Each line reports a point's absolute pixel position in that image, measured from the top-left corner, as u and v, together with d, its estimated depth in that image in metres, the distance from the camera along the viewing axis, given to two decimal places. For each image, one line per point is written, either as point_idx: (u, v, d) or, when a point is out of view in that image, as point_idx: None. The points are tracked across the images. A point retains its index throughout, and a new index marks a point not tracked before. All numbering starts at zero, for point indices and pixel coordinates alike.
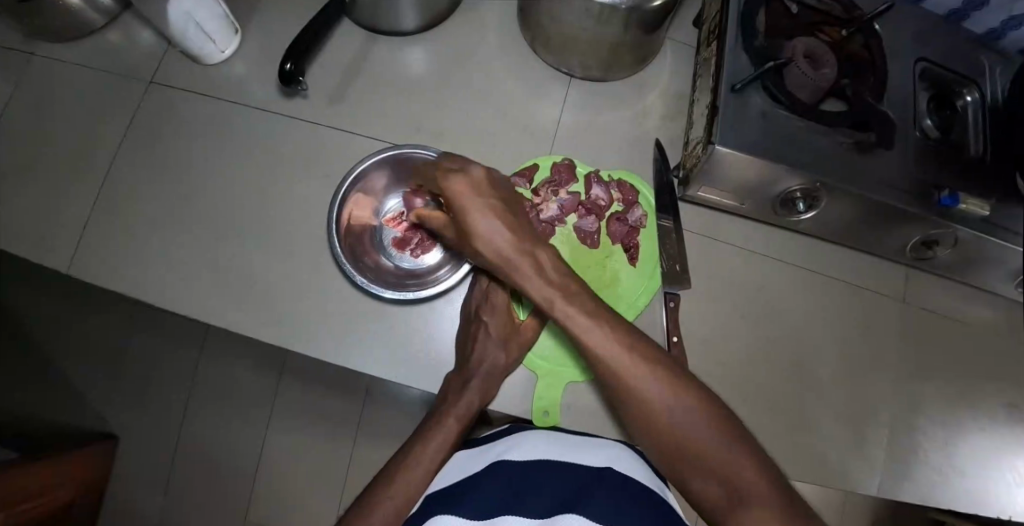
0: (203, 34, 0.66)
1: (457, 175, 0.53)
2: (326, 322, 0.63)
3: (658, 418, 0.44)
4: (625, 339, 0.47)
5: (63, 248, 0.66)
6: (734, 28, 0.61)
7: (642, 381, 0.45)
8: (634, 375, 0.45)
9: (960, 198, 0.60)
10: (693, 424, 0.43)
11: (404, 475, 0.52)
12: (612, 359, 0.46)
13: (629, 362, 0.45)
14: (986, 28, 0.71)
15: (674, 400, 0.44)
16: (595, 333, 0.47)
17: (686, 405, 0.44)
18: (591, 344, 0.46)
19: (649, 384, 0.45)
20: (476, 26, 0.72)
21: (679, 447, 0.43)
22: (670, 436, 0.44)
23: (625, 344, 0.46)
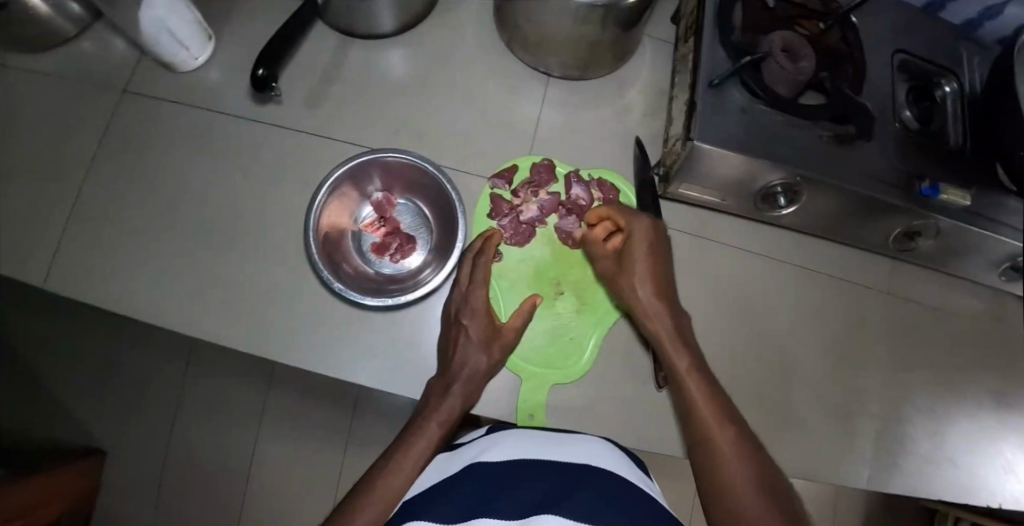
0: (175, 40, 0.65)
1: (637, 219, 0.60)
2: (306, 330, 0.62)
3: (706, 452, 0.50)
4: (718, 395, 0.53)
5: (38, 261, 0.65)
6: (710, 24, 0.61)
7: (715, 428, 0.50)
8: (706, 416, 0.51)
9: (940, 189, 0.60)
10: (733, 464, 0.48)
11: (385, 481, 0.50)
12: (704, 409, 0.52)
13: (709, 410, 0.51)
14: (964, 18, 0.71)
15: (721, 438, 0.49)
16: (703, 390, 0.53)
17: (729, 447, 0.49)
18: (694, 392, 0.53)
19: (715, 426, 0.50)
20: (453, 27, 0.72)
21: (718, 485, 0.47)
22: (713, 472, 0.48)
23: (714, 401, 0.52)
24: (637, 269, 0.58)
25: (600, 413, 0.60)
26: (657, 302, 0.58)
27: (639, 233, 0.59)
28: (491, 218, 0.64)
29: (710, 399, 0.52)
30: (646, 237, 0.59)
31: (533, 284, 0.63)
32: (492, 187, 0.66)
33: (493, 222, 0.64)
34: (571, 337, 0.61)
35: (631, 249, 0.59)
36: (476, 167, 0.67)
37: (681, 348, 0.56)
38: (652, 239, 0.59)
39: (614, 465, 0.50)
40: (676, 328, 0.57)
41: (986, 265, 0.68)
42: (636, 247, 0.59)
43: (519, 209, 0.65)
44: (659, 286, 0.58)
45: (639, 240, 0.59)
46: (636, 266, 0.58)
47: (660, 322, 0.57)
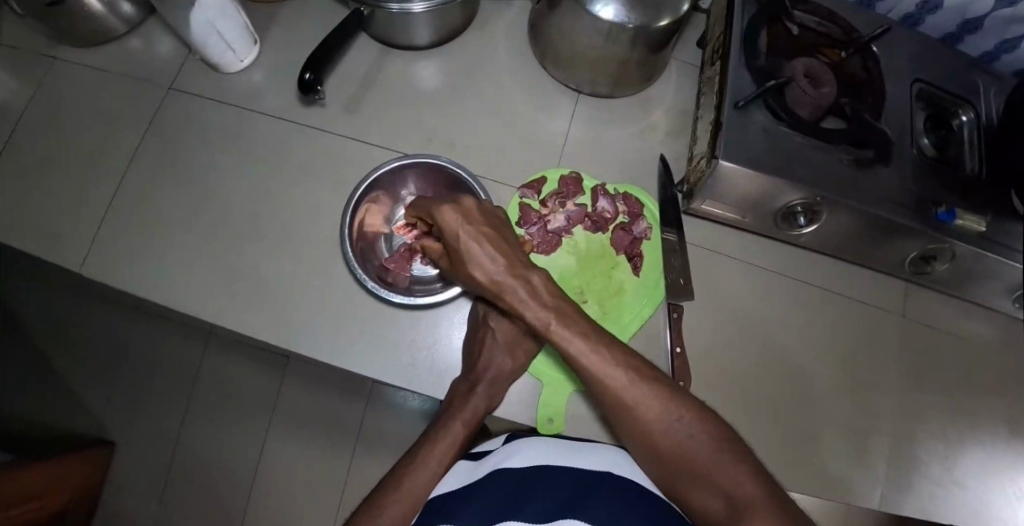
0: (223, 43, 0.68)
1: (447, 206, 0.55)
2: (334, 326, 0.64)
3: (634, 425, 0.49)
4: (618, 352, 0.50)
5: (75, 247, 0.67)
6: (737, 48, 0.63)
7: (633, 397, 0.48)
8: (622, 389, 0.49)
9: (955, 215, 0.62)
10: (666, 428, 0.47)
11: (411, 478, 0.52)
12: (615, 380, 0.49)
13: (619, 379, 0.49)
14: (981, 51, 0.74)
15: (648, 411, 0.48)
16: (599, 356, 0.49)
17: (657, 409, 0.48)
18: (596, 367, 0.49)
19: (635, 397, 0.48)
20: (487, 42, 0.75)
21: (660, 454, 0.48)
22: (651, 441, 0.48)
23: (620, 363, 0.49)
24: (471, 254, 0.53)
25: None
26: (506, 273, 0.52)
27: (444, 219, 0.54)
28: (519, 226, 0.66)
29: (606, 365, 0.49)
30: (457, 216, 0.54)
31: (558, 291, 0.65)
32: (521, 196, 0.67)
33: (521, 230, 0.66)
34: None
35: (449, 241, 0.54)
36: (504, 176, 0.69)
37: (567, 324, 0.50)
38: (464, 218, 0.54)
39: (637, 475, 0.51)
40: (535, 295, 0.52)
41: (999, 291, 0.70)
42: (455, 232, 0.54)
43: (546, 219, 0.67)
44: (511, 260, 0.53)
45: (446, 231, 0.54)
46: (468, 252, 0.53)
47: (514, 296, 0.52)
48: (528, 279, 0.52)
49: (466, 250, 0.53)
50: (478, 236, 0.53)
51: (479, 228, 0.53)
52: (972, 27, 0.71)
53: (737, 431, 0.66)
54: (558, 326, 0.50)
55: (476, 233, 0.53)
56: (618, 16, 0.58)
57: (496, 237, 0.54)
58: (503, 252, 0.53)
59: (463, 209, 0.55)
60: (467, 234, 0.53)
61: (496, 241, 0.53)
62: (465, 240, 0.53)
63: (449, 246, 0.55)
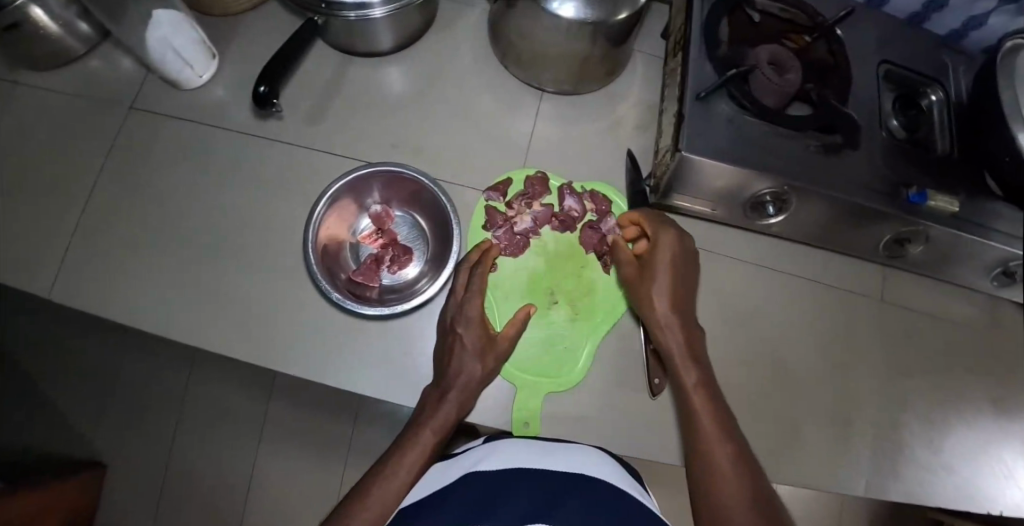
0: (180, 59, 0.67)
1: (666, 230, 0.59)
2: (305, 340, 0.64)
3: (699, 458, 0.49)
4: (718, 403, 0.53)
5: (43, 273, 0.67)
6: (697, 38, 0.62)
7: (712, 438, 0.50)
8: (706, 426, 0.51)
9: (927, 196, 0.61)
10: (726, 474, 0.47)
11: (381, 487, 0.50)
12: (708, 422, 0.51)
13: (712, 423, 0.51)
14: (948, 29, 0.73)
15: (719, 452, 0.48)
16: (703, 396, 0.53)
17: (725, 456, 0.48)
18: (696, 400, 0.53)
19: (712, 436, 0.50)
20: (449, 44, 0.74)
21: (706, 489, 0.47)
22: (704, 477, 0.48)
23: (715, 412, 0.52)
24: (657, 280, 0.58)
25: (594, 421, 0.60)
26: (672, 314, 0.57)
27: (663, 243, 0.58)
28: (486, 230, 0.66)
29: (700, 400, 0.53)
30: (668, 248, 0.58)
31: (528, 293, 0.64)
32: (487, 199, 0.67)
33: (487, 233, 0.66)
34: (565, 346, 0.62)
35: (655, 258, 0.58)
36: (471, 179, 0.68)
37: (689, 359, 0.55)
38: (673, 253, 0.59)
39: (609, 477, 0.51)
40: (685, 338, 0.56)
41: (977, 270, 0.69)
42: (658, 256, 0.58)
43: (513, 221, 0.66)
44: (676, 301, 0.57)
45: (661, 256, 0.58)
46: (659, 278, 0.58)
47: (671, 334, 0.56)
48: (689, 328, 0.57)
49: (658, 269, 0.58)
50: (670, 268, 0.58)
51: (679, 269, 0.58)
52: (937, 5, 0.70)
53: None
54: (692, 363, 0.55)
55: (677, 267, 0.58)
56: (577, 14, 0.57)
57: (680, 279, 0.58)
58: (679, 296, 0.58)
59: (682, 245, 0.59)
60: (668, 262, 0.58)
61: (677, 283, 0.58)
62: (660, 268, 0.58)
63: (646, 262, 0.59)
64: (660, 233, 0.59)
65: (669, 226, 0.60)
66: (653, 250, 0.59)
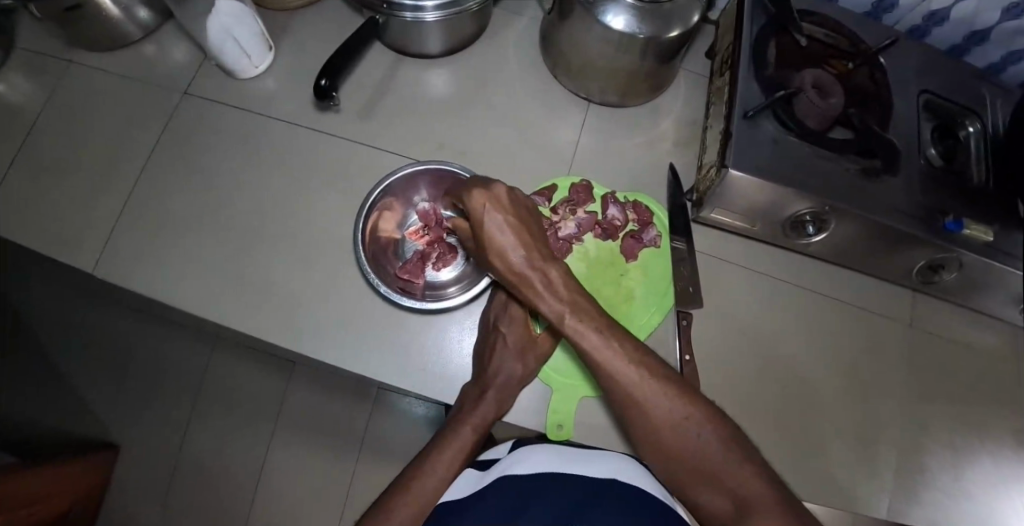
0: (239, 48, 0.69)
1: (478, 189, 0.51)
2: (344, 330, 0.64)
3: (647, 422, 0.48)
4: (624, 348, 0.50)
5: (89, 249, 0.68)
6: (745, 59, 0.64)
7: (650, 396, 0.48)
8: (641, 391, 0.48)
9: (963, 224, 0.63)
10: (677, 425, 0.47)
11: (422, 480, 0.52)
12: (641, 387, 0.48)
13: (638, 379, 0.48)
14: (987, 62, 0.74)
15: (659, 410, 0.48)
16: (610, 352, 0.49)
17: (670, 408, 0.48)
18: (607, 364, 0.49)
19: (650, 396, 0.48)
20: (498, 51, 0.75)
21: (667, 447, 0.48)
22: (659, 437, 0.48)
23: (642, 367, 0.49)
24: (504, 240, 0.51)
25: None
26: (535, 271, 0.51)
27: (478, 206, 0.51)
28: None
29: (612, 358, 0.49)
30: (497, 206, 0.51)
31: None
32: None
33: None
34: None
35: (478, 224, 0.51)
36: (514, 183, 0.70)
37: (575, 314, 0.50)
38: (500, 209, 0.51)
39: (642, 482, 0.52)
40: (557, 293, 0.51)
41: (1006, 301, 0.70)
42: (490, 221, 0.51)
43: (557, 226, 0.67)
44: (542, 258, 0.51)
45: (482, 218, 0.51)
46: (500, 239, 0.51)
47: (546, 296, 0.51)
48: (545, 275, 0.51)
49: (495, 236, 0.51)
50: (505, 227, 0.51)
51: (514, 221, 0.51)
52: (978, 39, 0.72)
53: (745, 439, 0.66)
54: (582, 320, 0.50)
55: (513, 221, 0.51)
56: (629, 27, 0.58)
57: (526, 232, 0.52)
58: (530, 248, 0.51)
59: (497, 194, 0.52)
60: (497, 221, 0.51)
61: (524, 232, 0.52)
62: (503, 235, 0.51)
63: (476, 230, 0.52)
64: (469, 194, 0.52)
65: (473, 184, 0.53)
66: (474, 216, 0.51)
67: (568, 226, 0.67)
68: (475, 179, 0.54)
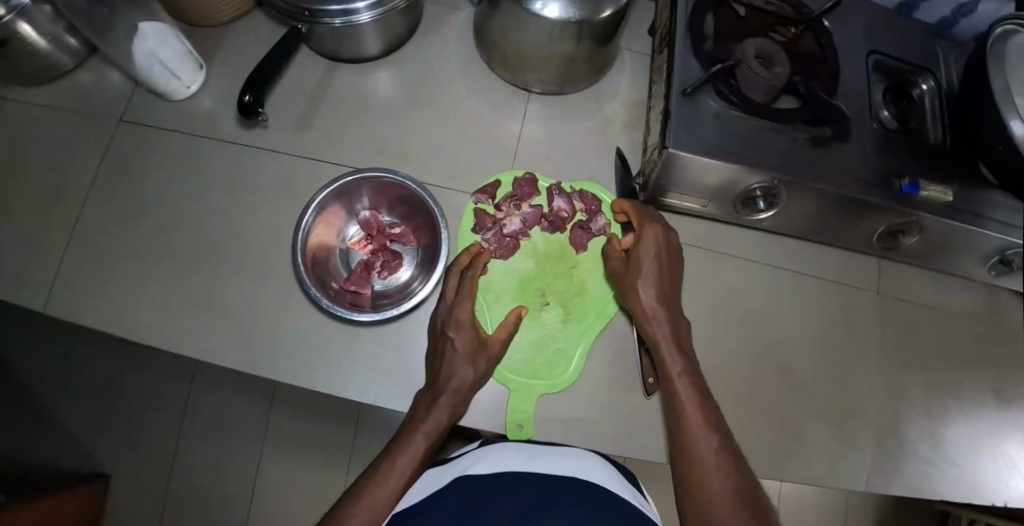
0: (167, 70, 0.68)
1: (654, 222, 0.60)
2: (296, 348, 0.64)
3: (686, 452, 0.50)
4: (703, 394, 0.53)
5: (35, 287, 0.67)
6: (682, 33, 0.62)
7: (700, 437, 0.50)
8: (696, 429, 0.51)
9: (920, 186, 0.60)
10: (713, 471, 0.48)
11: (372, 492, 0.50)
12: (694, 417, 0.52)
13: (699, 421, 0.51)
14: (938, 17, 0.72)
15: (705, 449, 0.50)
16: (693, 394, 0.53)
17: (714, 456, 0.49)
18: (684, 397, 0.53)
19: (699, 434, 0.51)
20: (435, 48, 0.74)
21: (692, 480, 0.49)
22: (690, 470, 0.50)
23: (701, 403, 0.53)
24: (646, 273, 0.58)
25: (590, 422, 0.60)
26: (660, 306, 0.57)
27: (648, 239, 0.59)
28: (475, 232, 0.65)
29: (683, 389, 0.53)
30: (656, 243, 0.59)
31: (519, 295, 0.64)
32: (475, 203, 0.66)
33: (477, 236, 0.65)
34: (560, 346, 0.62)
35: (639, 251, 0.59)
36: (459, 182, 0.68)
37: (679, 353, 0.56)
38: (657, 246, 0.59)
39: (601, 477, 0.51)
40: (674, 335, 0.56)
41: (975, 261, 0.68)
42: (645, 252, 0.59)
43: (502, 223, 0.66)
44: (664, 295, 0.58)
45: (646, 248, 0.59)
46: (647, 270, 0.58)
47: (658, 327, 0.57)
48: (673, 321, 0.57)
49: (644, 267, 0.58)
50: (653, 268, 0.59)
51: (666, 258, 0.59)
52: None
53: None
54: (685, 363, 0.55)
55: (664, 257, 0.59)
56: (561, 13, 0.57)
57: (666, 275, 0.59)
58: (667, 292, 0.58)
59: (669, 236, 0.60)
60: (654, 256, 0.59)
61: (665, 277, 0.59)
62: (645, 266, 0.58)
63: (631, 259, 0.60)
64: (647, 225, 0.60)
65: (652, 218, 0.61)
66: (637, 242, 0.60)
67: (515, 222, 0.66)
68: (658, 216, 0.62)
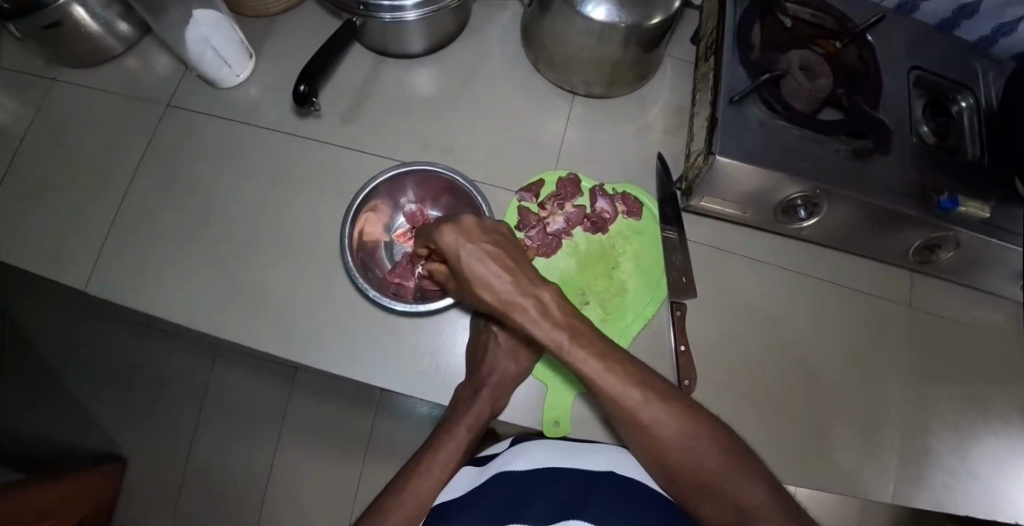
0: (219, 57, 0.69)
1: (447, 226, 0.53)
2: (336, 337, 0.64)
3: (648, 437, 0.49)
4: (631, 375, 0.50)
5: (79, 266, 0.68)
6: (730, 43, 0.63)
7: (655, 419, 0.48)
8: (664, 428, 0.48)
9: (959, 201, 0.61)
10: (681, 441, 0.48)
11: (417, 483, 0.52)
12: (633, 400, 0.49)
13: (639, 401, 0.49)
14: (978, 35, 0.74)
15: (667, 424, 0.48)
16: (619, 378, 0.49)
17: (679, 431, 0.48)
18: (633, 404, 0.49)
19: (664, 425, 0.48)
20: (481, 46, 0.75)
21: (669, 457, 0.48)
22: (661, 451, 0.48)
23: (630, 379, 0.49)
24: (484, 285, 0.52)
25: None
26: (532, 296, 0.52)
27: (452, 248, 0.53)
28: (518, 230, 0.66)
29: (626, 392, 0.49)
30: (462, 240, 0.53)
31: None
32: (520, 200, 0.67)
33: (520, 234, 0.66)
34: None
35: (459, 268, 0.53)
36: (500, 181, 0.69)
37: (579, 344, 0.50)
38: (478, 245, 0.53)
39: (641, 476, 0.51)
40: (563, 324, 0.51)
41: (1007, 278, 0.69)
42: (468, 259, 0.53)
43: (546, 221, 0.67)
44: (526, 287, 0.52)
45: (457, 256, 0.53)
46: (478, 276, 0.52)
47: (543, 326, 0.51)
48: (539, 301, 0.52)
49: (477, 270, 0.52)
50: (486, 253, 0.53)
51: (497, 249, 0.53)
52: (968, 12, 0.71)
53: (747, 428, 0.65)
54: (596, 346, 0.50)
55: (483, 254, 0.53)
56: (609, 16, 0.58)
57: (508, 264, 0.53)
58: (509, 273, 0.52)
59: (462, 227, 0.54)
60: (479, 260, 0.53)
61: (506, 267, 0.53)
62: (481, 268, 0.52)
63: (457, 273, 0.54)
64: (438, 235, 0.54)
65: (440, 227, 0.54)
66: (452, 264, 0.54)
67: (558, 221, 0.67)
68: (448, 217, 0.56)
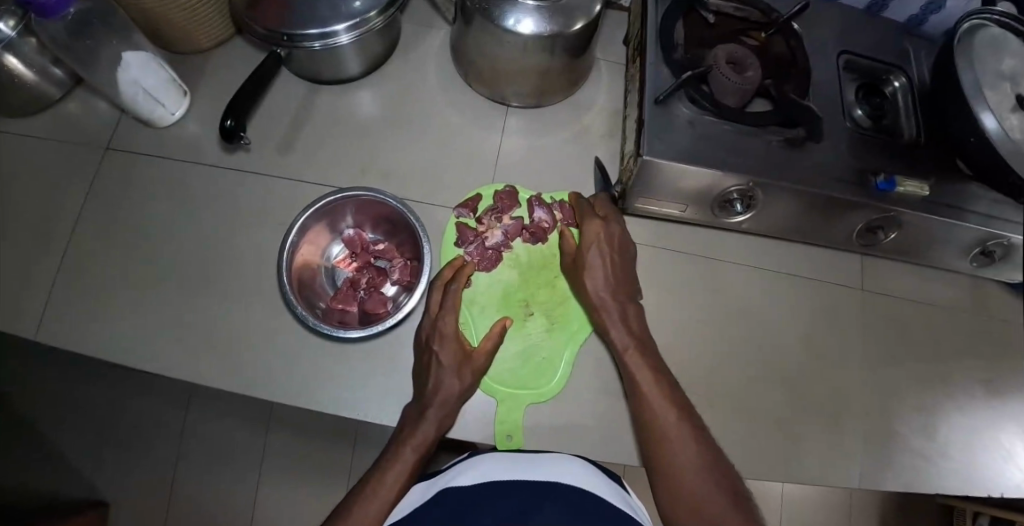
0: (152, 98, 0.69)
1: (594, 220, 0.62)
2: (284, 368, 0.64)
3: (652, 432, 0.52)
4: (664, 382, 0.55)
5: (25, 317, 0.67)
6: (653, 44, 0.63)
7: (663, 416, 0.52)
8: (666, 426, 0.51)
9: (896, 182, 0.61)
10: (675, 441, 0.50)
11: (363, 508, 0.51)
12: (653, 394, 0.54)
13: (659, 400, 0.53)
14: (908, 14, 0.73)
15: (667, 422, 0.52)
16: (651, 377, 0.55)
17: (679, 435, 0.51)
18: (649, 391, 0.54)
19: (667, 424, 0.51)
20: (414, 65, 0.75)
21: (659, 454, 0.51)
22: (656, 446, 0.51)
23: (657, 378, 0.55)
24: (591, 274, 0.60)
25: (578, 432, 0.60)
26: (608, 297, 0.60)
27: (591, 235, 0.61)
28: (458, 246, 0.66)
29: (651, 388, 0.54)
30: (597, 238, 0.61)
31: (501, 308, 0.64)
32: (459, 217, 0.67)
33: (460, 250, 0.66)
34: (544, 357, 0.62)
35: (584, 247, 0.61)
36: (441, 198, 0.69)
37: (635, 342, 0.57)
38: (606, 238, 0.61)
39: (591, 481, 0.51)
40: (625, 321, 0.59)
41: (956, 253, 0.69)
42: (587, 248, 0.61)
43: (484, 236, 0.66)
44: (614, 285, 0.60)
45: (591, 241, 0.61)
46: (589, 264, 0.61)
47: (609, 316, 0.59)
48: (623, 308, 0.60)
49: (589, 259, 0.61)
50: (602, 251, 0.61)
51: (612, 249, 0.61)
52: None
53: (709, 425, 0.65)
54: (642, 348, 0.57)
55: (607, 251, 0.61)
56: (536, 29, 0.58)
57: (615, 264, 0.61)
58: (613, 281, 0.60)
59: (611, 228, 0.62)
60: (596, 256, 0.61)
61: (615, 270, 0.61)
62: (592, 258, 0.61)
63: (575, 262, 0.62)
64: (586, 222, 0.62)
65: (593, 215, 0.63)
66: (582, 242, 0.62)
67: (496, 235, 0.66)
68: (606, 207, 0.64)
